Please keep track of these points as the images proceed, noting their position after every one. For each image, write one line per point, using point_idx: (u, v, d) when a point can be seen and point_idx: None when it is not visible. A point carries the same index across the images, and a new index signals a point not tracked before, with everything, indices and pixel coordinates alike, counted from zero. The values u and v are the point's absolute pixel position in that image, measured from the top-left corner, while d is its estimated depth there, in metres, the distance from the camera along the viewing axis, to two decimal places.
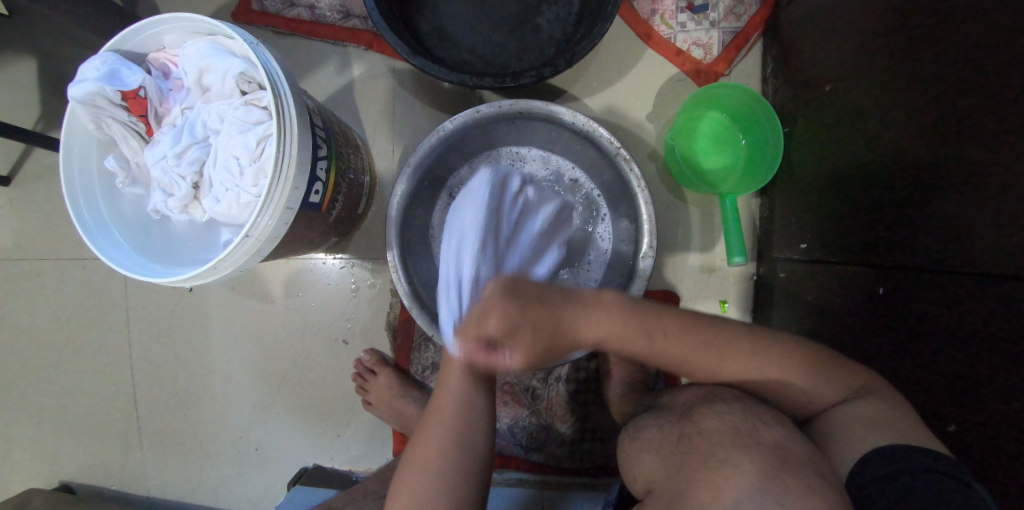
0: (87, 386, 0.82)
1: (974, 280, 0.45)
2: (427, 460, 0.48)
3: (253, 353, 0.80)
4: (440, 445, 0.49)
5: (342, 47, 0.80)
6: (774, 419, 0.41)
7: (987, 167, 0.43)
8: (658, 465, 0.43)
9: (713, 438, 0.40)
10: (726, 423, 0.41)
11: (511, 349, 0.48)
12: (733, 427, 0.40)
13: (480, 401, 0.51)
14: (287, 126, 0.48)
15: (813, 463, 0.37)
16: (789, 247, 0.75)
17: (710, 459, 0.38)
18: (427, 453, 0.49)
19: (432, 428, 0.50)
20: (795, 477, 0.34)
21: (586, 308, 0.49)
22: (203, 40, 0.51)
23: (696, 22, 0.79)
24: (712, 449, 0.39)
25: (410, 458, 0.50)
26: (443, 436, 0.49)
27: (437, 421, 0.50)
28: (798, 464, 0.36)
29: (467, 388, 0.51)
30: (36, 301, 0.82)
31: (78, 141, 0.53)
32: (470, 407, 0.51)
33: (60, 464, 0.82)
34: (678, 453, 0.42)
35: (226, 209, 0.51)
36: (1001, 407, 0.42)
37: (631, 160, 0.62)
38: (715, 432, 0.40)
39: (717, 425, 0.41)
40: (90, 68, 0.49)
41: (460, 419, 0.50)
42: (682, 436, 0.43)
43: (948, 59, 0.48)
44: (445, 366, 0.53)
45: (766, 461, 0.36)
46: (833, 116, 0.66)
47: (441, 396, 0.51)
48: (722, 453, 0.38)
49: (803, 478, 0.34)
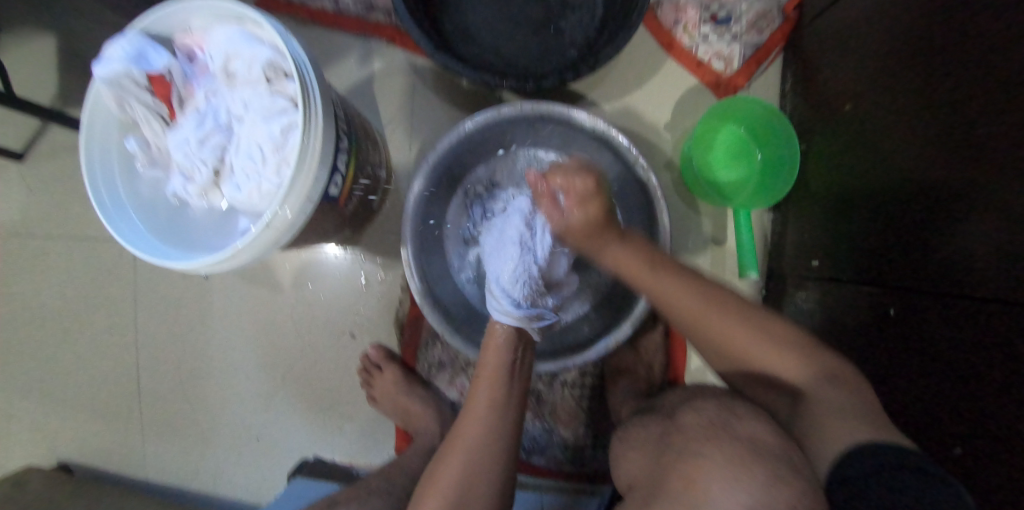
0: (90, 367, 0.82)
1: (982, 303, 0.45)
2: (450, 476, 0.48)
3: (260, 342, 0.80)
4: (468, 452, 0.49)
5: (365, 40, 0.80)
6: (751, 413, 0.41)
7: (995, 192, 0.44)
8: (641, 462, 0.43)
9: (689, 433, 0.40)
10: (703, 418, 0.41)
11: (570, 201, 0.52)
12: (709, 422, 0.40)
13: (508, 417, 0.52)
14: (311, 117, 0.48)
15: (786, 456, 0.37)
16: (801, 263, 0.75)
17: (683, 450, 0.38)
18: (451, 467, 0.48)
19: (456, 441, 0.50)
20: (767, 469, 0.34)
21: (621, 238, 0.53)
22: (231, 27, 0.52)
23: (719, 34, 0.80)
24: (685, 442, 0.39)
25: (434, 471, 0.49)
26: (465, 449, 0.49)
27: (466, 429, 0.51)
28: (774, 458, 0.36)
29: (495, 403, 0.52)
30: (42, 278, 0.82)
31: (99, 121, 0.53)
32: (497, 423, 0.51)
33: (59, 444, 0.82)
34: (658, 446, 0.42)
35: (247, 198, 0.51)
36: (1005, 431, 0.42)
37: (648, 167, 0.63)
38: (693, 426, 0.41)
39: (698, 421, 0.41)
40: (117, 48, 0.49)
41: (485, 434, 0.50)
42: (664, 432, 0.44)
43: (963, 81, 0.48)
44: (477, 380, 0.54)
45: (738, 451, 0.36)
46: (852, 133, 0.66)
47: (470, 409, 0.52)
48: (694, 445, 0.38)
49: (775, 469, 0.34)
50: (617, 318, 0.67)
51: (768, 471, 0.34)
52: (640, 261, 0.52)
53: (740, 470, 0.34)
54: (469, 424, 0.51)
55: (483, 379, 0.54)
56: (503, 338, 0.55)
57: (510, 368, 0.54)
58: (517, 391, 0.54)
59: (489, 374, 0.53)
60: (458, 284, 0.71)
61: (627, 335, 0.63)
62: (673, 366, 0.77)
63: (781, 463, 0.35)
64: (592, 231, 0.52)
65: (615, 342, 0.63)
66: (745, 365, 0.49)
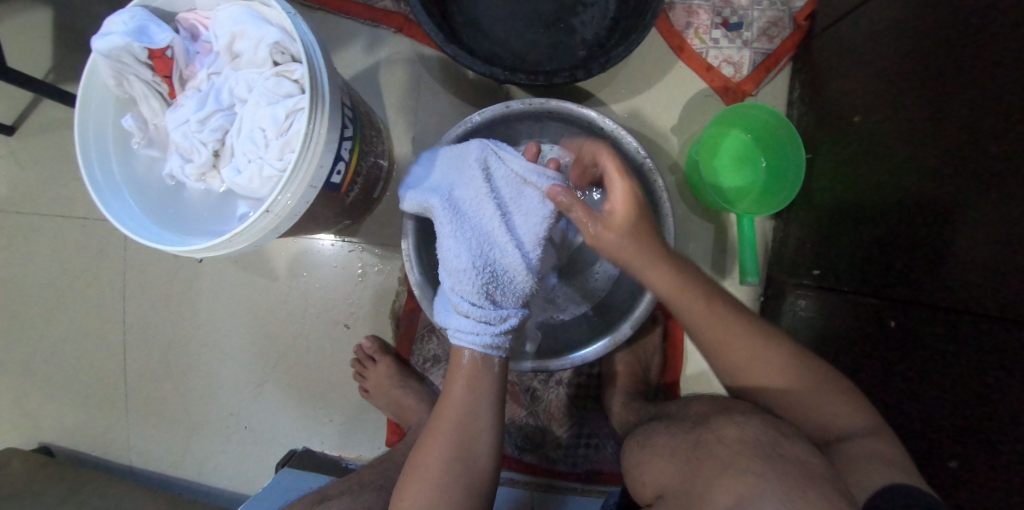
0: (75, 348, 0.80)
1: (984, 321, 0.45)
2: (433, 463, 0.48)
3: (251, 330, 0.79)
4: (446, 447, 0.48)
5: (371, 27, 0.78)
6: (793, 433, 0.41)
7: (1000, 210, 0.44)
8: (672, 472, 0.43)
9: (732, 447, 0.39)
10: (748, 434, 0.40)
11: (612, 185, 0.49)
12: (754, 438, 0.39)
13: (486, 399, 0.51)
14: (319, 102, 0.47)
15: (834, 479, 0.36)
16: (800, 272, 0.75)
17: (728, 465, 0.37)
18: (434, 455, 0.48)
19: (437, 426, 0.50)
20: (815, 489, 0.33)
21: (668, 260, 0.50)
22: (238, 5, 0.50)
23: (729, 40, 0.79)
24: (731, 457, 0.38)
25: (417, 458, 0.50)
26: (447, 434, 0.49)
27: (444, 422, 0.50)
28: (815, 477, 0.35)
29: (472, 388, 0.50)
30: (30, 256, 0.80)
31: (96, 96, 0.51)
32: (476, 407, 0.50)
33: (40, 426, 0.80)
34: (694, 459, 0.41)
35: (247, 182, 0.50)
36: (1004, 449, 0.42)
37: (656, 171, 0.61)
38: (734, 441, 0.40)
39: (741, 436, 0.40)
40: (117, 21, 0.47)
41: (464, 420, 0.50)
42: (698, 442, 0.42)
43: (974, 99, 0.48)
44: (453, 367, 0.52)
45: (788, 470, 0.35)
46: (858, 146, 0.66)
47: (448, 396, 0.51)
48: (744, 460, 0.37)
49: (827, 492, 0.34)
50: (614, 323, 0.65)
51: (824, 495, 0.33)
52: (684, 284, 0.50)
53: (792, 493, 0.33)
54: (446, 418, 0.50)
55: (458, 372, 0.51)
56: None
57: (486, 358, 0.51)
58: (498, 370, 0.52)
59: (466, 371, 0.51)
60: None
61: (622, 340, 0.62)
62: (670, 369, 0.77)
63: (831, 485, 0.34)
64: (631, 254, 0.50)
65: (610, 346, 0.62)
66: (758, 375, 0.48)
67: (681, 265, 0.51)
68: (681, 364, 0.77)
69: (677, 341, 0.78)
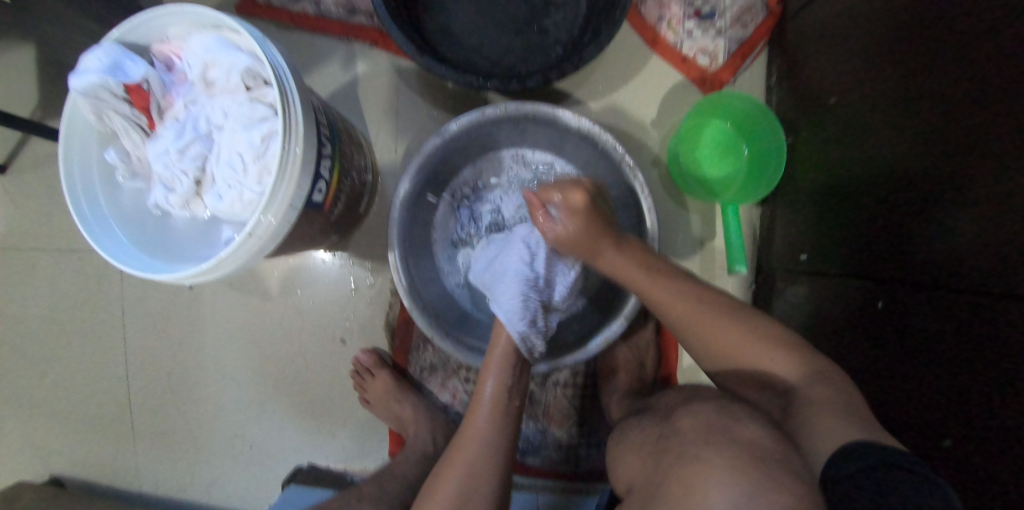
0: (80, 379, 0.81)
1: (971, 295, 0.46)
2: (451, 488, 0.48)
3: (249, 351, 0.80)
4: (465, 473, 0.49)
5: (348, 43, 0.79)
6: (744, 412, 0.41)
7: (986, 186, 0.44)
8: (639, 464, 0.43)
9: (687, 436, 0.40)
10: (700, 422, 0.41)
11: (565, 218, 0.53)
12: (706, 424, 0.40)
13: (507, 433, 0.52)
14: (292, 123, 0.48)
15: (784, 457, 0.36)
16: (789, 258, 0.75)
17: (684, 455, 0.38)
18: (453, 478, 0.48)
19: (458, 453, 0.50)
20: (763, 471, 0.34)
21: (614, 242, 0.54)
22: (209, 34, 0.51)
23: (703, 30, 0.79)
24: (686, 447, 0.39)
25: (436, 480, 0.50)
26: (467, 459, 0.50)
27: (463, 451, 0.50)
28: (768, 458, 0.35)
29: (495, 417, 0.52)
30: (29, 292, 0.81)
31: (77, 132, 0.52)
32: (497, 436, 0.51)
33: (50, 458, 0.82)
34: (656, 451, 0.42)
35: (229, 207, 0.51)
36: (995, 425, 0.42)
37: (635, 167, 0.62)
38: (690, 429, 0.40)
39: (695, 425, 0.41)
40: (92, 58, 0.48)
41: (485, 448, 0.50)
42: (661, 436, 0.43)
43: (947, 74, 0.49)
44: (475, 399, 0.54)
45: (736, 454, 0.36)
46: (838, 126, 0.66)
47: (470, 425, 0.52)
48: (695, 450, 0.38)
49: (773, 470, 0.34)
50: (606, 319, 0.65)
51: (768, 474, 0.34)
52: (630, 259, 0.53)
53: (743, 474, 0.34)
54: (467, 445, 0.51)
55: (482, 400, 0.53)
56: (501, 366, 0.54)
57: (510, 388, 0.54)
58: (517, 404, 0.55)
59: (490, 400, 0.53)
60: (447, 288, 0.72)
61: (613, 338, 0.63)
62: (665, 362, 0.78)
63: (777, 462, 0.35)
64: (581, 243, 0.53)
65: (604, 345, 0.63)
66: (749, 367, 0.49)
67: (624, 245, 0.54)
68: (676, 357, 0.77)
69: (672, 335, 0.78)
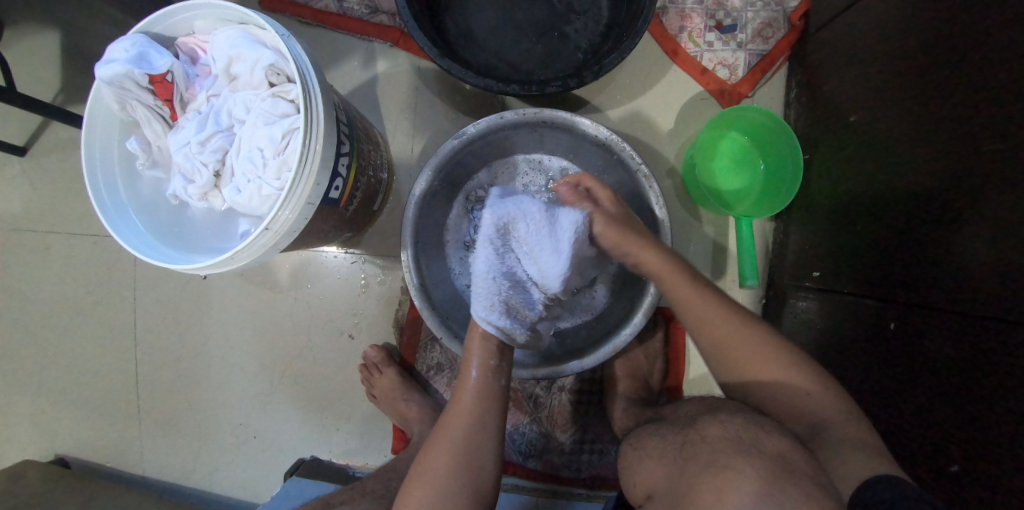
0: (89, 362, 0.82)
1: (984, 322, 0.45)
2: (439, 467, 0.48)
3: (258, 342, 0.80)
4: (452, 454, 0.48)
5: (368, 42, 0.80)
6: (777, 427, 0.41)
7: (1006, 210, 0.43)
8: (661, 471, 0.43)
9: (714, 444, 0.40)
10: (729, 432, 0.41)
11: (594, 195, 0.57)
12: (735, 435, 0.40)
13: (494, 411, 0.51)
14: (313, 121, 0.48)
15: (813, 473, 0.36)
16: (801, 274, 0.75)
17: (712, 463, 0.38)
18: (438, 461, 0.48)
19: (445, 432, 0.50)
20: (795, 485, 0.34)
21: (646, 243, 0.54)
22: (234, 28, 0.51)
23: (724, 42, 0.79)
24: (716, 455, 0.38)
25: (422, 462, 0.49)
26: (454, 440, 0.49)
27: (449, 429, 0.50)
28: (796, 472, 0.35)
29: (482, 396, 0.51)
30: (44, 274, 0.82)
31: (101, 120, 0.53)
32: (484, 415, 0.50)
33: (57, 438, 0.82)
34: (680, 459, 0.42)
35: (247, 200, 0.51)
36: (1005, 453, 0.42)
37: (651, 178, 0.62)
38: (718, 438, 0.40)
39: (723, 434, 0.40)
40: (119, 48, 0.49)
41: (473, 428, 0.50)
42: (684, 442, 0.43)
43: (970, 99, 0.48)
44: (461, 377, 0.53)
45: (766, 466, 0.36)
46: (857, 144, 0.65)
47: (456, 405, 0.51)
48: (725, 458, 0.37)
49: (804, 486, 0.34)
50: (615, 327, 0.65)
51: (799, 488, 0.34)
52: (661, 264, 0.53)
53: (774, 486, 0.34)
54: (452, 423, 0.50)
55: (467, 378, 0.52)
56: (484, 347, 0.52)
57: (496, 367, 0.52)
58: (504, 383, 0.53)
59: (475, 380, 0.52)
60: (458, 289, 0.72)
61: (620, 348, 0.62)
62: (671, 373, 0.77)
63: (808, 479, 0.35)
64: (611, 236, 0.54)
65: (610, 353, 0.62)
66: (763, 382, 0.48)
67: (657, 247, 0.54)
68: (683, 367, 0.77)
69: (679, 346, 0.78)
